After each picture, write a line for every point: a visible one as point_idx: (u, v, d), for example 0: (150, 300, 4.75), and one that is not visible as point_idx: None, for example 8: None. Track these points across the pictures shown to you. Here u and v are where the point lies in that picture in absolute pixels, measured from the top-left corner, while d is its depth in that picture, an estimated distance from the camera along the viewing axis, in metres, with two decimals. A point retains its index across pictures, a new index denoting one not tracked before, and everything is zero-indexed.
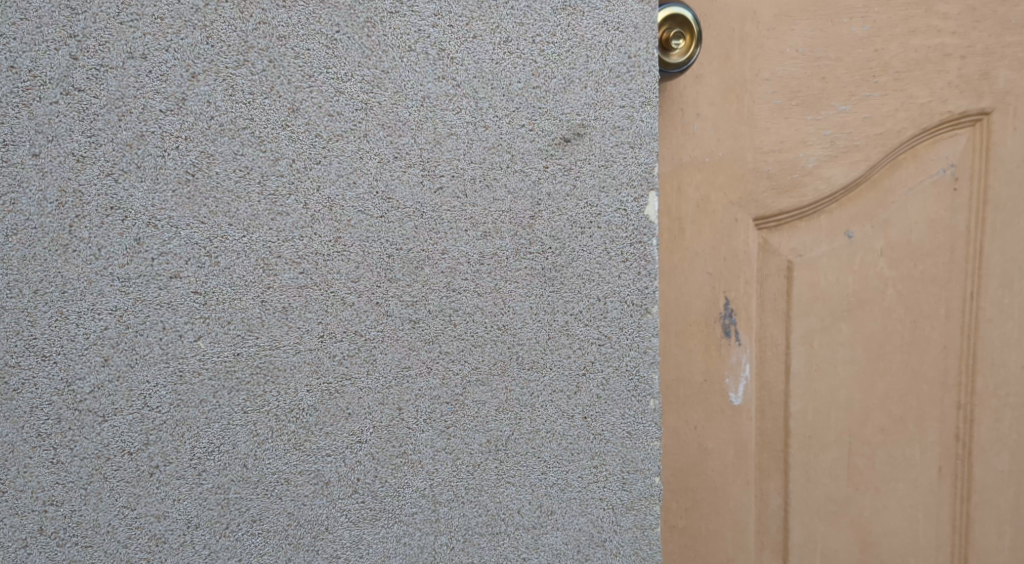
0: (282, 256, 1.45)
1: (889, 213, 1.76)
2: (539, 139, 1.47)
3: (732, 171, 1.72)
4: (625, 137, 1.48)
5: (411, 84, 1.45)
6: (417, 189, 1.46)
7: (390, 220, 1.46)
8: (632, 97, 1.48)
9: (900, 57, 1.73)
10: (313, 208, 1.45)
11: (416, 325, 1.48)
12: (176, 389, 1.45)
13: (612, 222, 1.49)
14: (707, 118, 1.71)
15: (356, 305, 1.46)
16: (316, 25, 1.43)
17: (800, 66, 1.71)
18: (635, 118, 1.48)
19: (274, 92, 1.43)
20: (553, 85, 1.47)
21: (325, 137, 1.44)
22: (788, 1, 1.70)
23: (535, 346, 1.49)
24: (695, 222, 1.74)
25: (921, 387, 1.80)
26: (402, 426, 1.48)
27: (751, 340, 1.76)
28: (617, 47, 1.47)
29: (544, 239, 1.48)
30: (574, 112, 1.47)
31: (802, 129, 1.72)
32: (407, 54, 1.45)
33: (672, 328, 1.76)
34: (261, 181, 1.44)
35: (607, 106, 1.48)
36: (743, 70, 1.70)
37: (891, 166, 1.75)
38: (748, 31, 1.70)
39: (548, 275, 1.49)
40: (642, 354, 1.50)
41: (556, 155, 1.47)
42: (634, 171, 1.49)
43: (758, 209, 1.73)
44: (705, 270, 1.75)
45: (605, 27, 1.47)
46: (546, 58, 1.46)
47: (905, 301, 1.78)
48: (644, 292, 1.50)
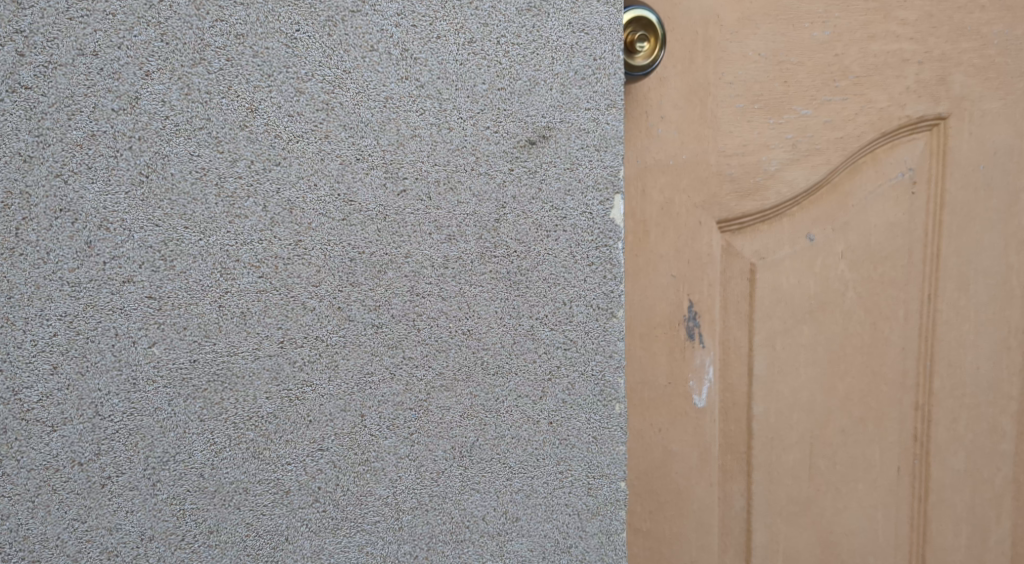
0: (240, 260, 1.42)
1: (849, 216, 1.76)
2: (504, 141, 1.46)
3: (697, 174, 1.71)
4: (591, 140, 1.47)
5: (374, 84, 1.43)
6: (380, 192, 1.44)
7: (352, 223, 1.44)
8: (598, 99, 1.47)
9: (860, 61, 1.73)
10: (272, 211, 1.42)
11: (379, 331, 1.46)
12: (128, 397, 1.42)
13: (578, 225, 1.48)
14: (671, 121, 1.70)
15: (317, 310, 1.44)
16: (275, 23, 1.41)
17: (763, 70, 1.71)
18: (600, 120, 1.47)
19: (231, 92, 1.41)
20: (518, 86, 1.45)
21: (285, 138, 1.42)
22: (750, 5, 1.70)
23: (500, 351, 1.48)
24: (659, 224, 1.73)
25: (881, 388, 1.81)
26: (364, 433, 1.46)
27: (715, 343, 1.76)
28: (582, 49, 1.46)
29: (509, 242, 1.47)
30: (539, 114, 1.46)
31: (764, 133, 1.72)
32: (370, 54, 1.43)
33: (637, 330, 1.75)
34: (219, 183, 1.41)
35: (572, 108, 1.47)
36: (706, 72, 1.70)
37: (852, 169, 1.76)
38: (711, 33, 1.69)
39: (512, 279, 1.47)
40: (609, 357, 1.50)
41: (520, 157, 1.46)
42: (599, 174, 1.47)
43: (721, 212, 1.73)
44: (670, 272, 1.74)
45: (570, 28, 1.46)
46: (511, 59, 1.45)
47: (865, 303, 1.79)
48: (610, 296, 1.49)
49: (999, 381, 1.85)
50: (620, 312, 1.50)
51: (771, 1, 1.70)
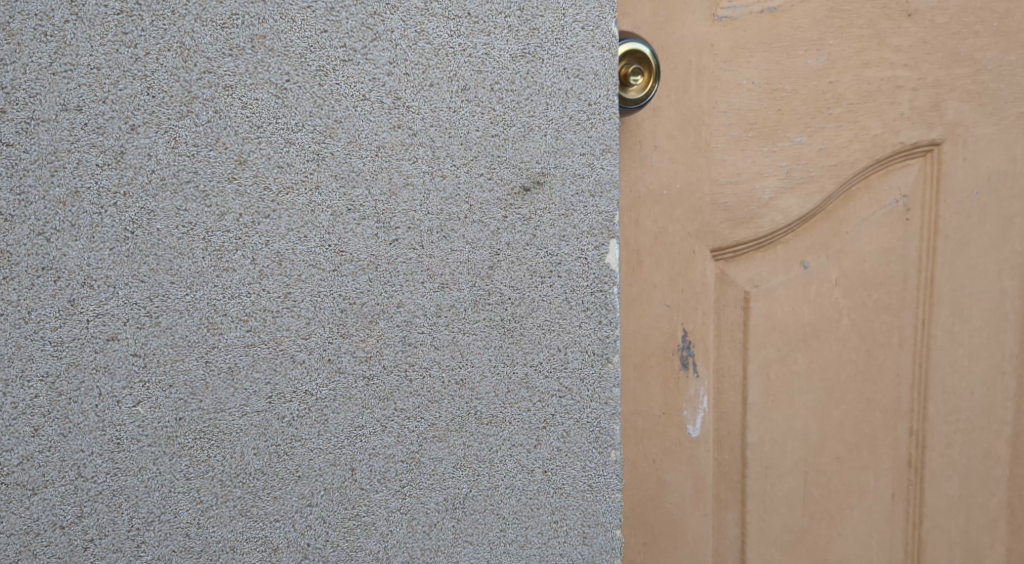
0: (228, 314, 1.41)
1: (843, 243, 1.75)
2: (499, 188, 1.44)
3: (690, 203, 1.70)
4: (586, 185, 1.46)
5: (366, 134, 1.41)
6: (372, 242, 1.42)
7: (342, 272, 1.42)
8: (593, 145, 1.46)
9: (854, 88, 1.72)
10: (261, 264, 1.41)
11: (370, 383, 1.44)
12: (112, 457, 1.40)
13: (573, 271, 1.46)
14: (665, 151, 1.69)
15: (307, 363, 1.43)
16: (265, 73, 1.39)
17: (757, 98, 1.69)
18: (595, 165, 1.46)
19: (219, 144, 1.39)
20: (513, 133, 1.44)
21: (274, 190, 1.40)
22: (744, 33, 1.68)
23: (494, 400, 1.47)
24: (653, 254, 1.71)
25: (875, 415, 1.80)
26: (354, 488, 1.45)
27: (709, 372, 1.75)
28: (577, 94, 1.45)
29: (503, 289, 1.46)
30: (533, 161, 1.45)
31: (758, 161, 1.70)
32: (361, 103, 1.41)
33: (631, 362, 1.73)
34: (206, 237, 1.39)
35: (567, 154, 1.45)
36: (700, 101, 1.68)
37: (846, 197, 1.75)
38: (705, 63, 1.67)
39: (507, 326, 1.46)
40: (604, 405, 1.49)
41: (515, 204, 1.45)
42: (595, 219, 1.46)
43: (715, 241, 1.71)
44: (664, 302, 1.73)
45: (565, 74, 1.45)
46: (504, 106, 1.44)
47: (859, 329, 1.78)
48: (605, 341, 1.48)
49: (992, 406, 1.84)
50: (616, 357, 1.49)
51: (765, 29, 1.68)
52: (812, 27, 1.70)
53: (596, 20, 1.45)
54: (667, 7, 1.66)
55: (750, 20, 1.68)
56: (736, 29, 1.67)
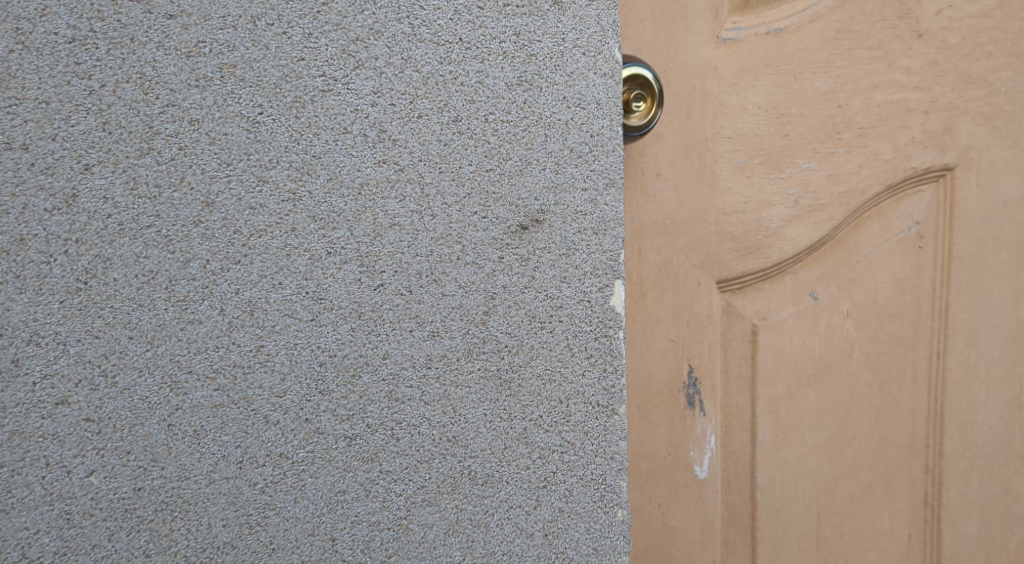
0: (194, 371, 1.32)
1: (854, 273, 1.67)
2: (494, 227, 1.36)
3: (694, 234, 1.61)
4: (588, 223, 1.38)
5: (347, 168, 1.33)
6: (354, 287, 1.34)
7: (322, 322, 1.34)
8: (596, 178, 1.38)
9: (864, 112, 1.64)
10: (231, 314, 1.32)
11: (352, 443, 1.36)
12: (61, 534, 1.30)
13: (575, 314, 1.39)
14: (668, 178, 1.60)
15: (281, 424, 1.34)
16: (235, 106, 1.31)
17: (763, 123, 1.61)
18: (598, 201, 1.39)
19: (184, 183, 1.31)
20: (509, 167, 1.36)
21: (245, 233, 1.32)
22: (750, 56, 1.59)
23: (490, 458, 1.39)
24: (656, 286, 1.62)
25: (889, 452, 1.72)
26: (336, 559, 1.36)
27: (716, 410, 1.66)
28: (578, 125, 1.38)
29: (499, 336, 1.38)
30: (533, 197, 1.37)
31: (765, 188, 1.62)
32: (343, 136, 1.33)
33: (635, 401, 1.64)
34: (169, 287, 1.31)
35: (568, 189, 1.38)
36: (704, 127, 1.59)
37: (856, 225, 1.67)
38: (709, 87, 1.59)
39: (504, 377, 1.38)
40: (609, 460, 1.42)
41: (512, 244, 1.37)
42: (598, 260, 1.39)
43: (722, 272, 1.62)
44: (669, 337, 1.63)
45: (565, 102, 1.37)
46: (500, 138, 1.36)
47: (872, 363, 1.69)
48: (610, 391, 1.41)
49: (1012, 441, 1.76)
50: (622, 409, 1.42)
51: (772, 51, 1.60)
52: (820, 49, 1.62)
53: (598, 46, 1.37)
54: (669, 29, 1.57)
55: (756, 41, 1.59)
56: (741, 51, 1.59)
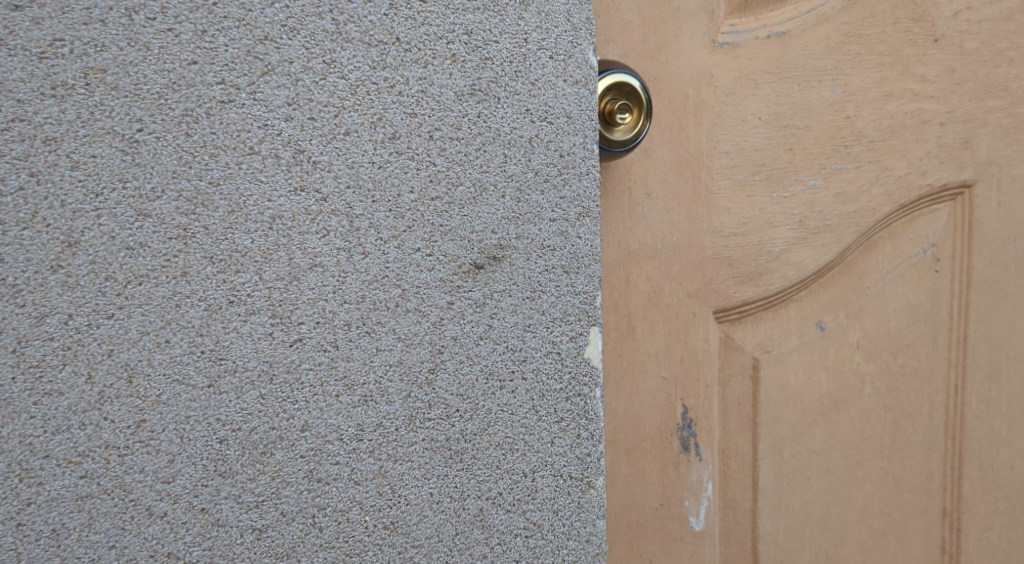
0: (53, 455, 1.06)
1: (865, 301, 1.49)
2: (442, 266, 1.16)
3: (688, 259, 1.39)
4: (557, 259, 1.21)
5: (253, 198, 1.10)
6: (263, 344, 1.11)
7: (221, 388, 1.10)
8: (566, 208, 1.20)
9: (874, 123, 1.46)
10: (104, 380, 1.07)
11: (261, 537, 1.12)
12: None
13: (541, 369, 1.21)
14: (659, 199, 1.38)
15: (169, 515, 1.09)
16: (106, 119, 1.06)
17: (764, 136, 1.41)
18: (569, 234, 1.21)
19: (37, 216, 1.05)
20: (459, 194, 1.16)
21: (122, 281, 1.07)
22: (750, 62, 1.40)
23: (438, 547, 1.18)
24: (647, 318, 1.40)
25: (903, 495, 1.54)
26: None
27: (713, 454, 1.46)
28: (545, 142, 1.19)
29: (448, 400, 1.18)
30: (489, 231, 1.18)
31: (767, 209, 1.42)
32: (248, 158, 1.10)
33: (622, 446, 1.41)
34: (17, 349, 1.05)
35: (533, 221, 1.19)
36: (699, 141, 1.38)
37: (865, 247, 1.49)
38: (704, 96, 1.37)
39: (452, 448, 1.18)
40: (585, 543, 1.24)
41: (462, 286, 1.17)
42: (570, 303, 1.21)
43: (719, 301, 1.42)
44: (661, 374, 1.41)
45: (528, 116, 1.18)
46: (448, 160, 1.16)
47: (884, 399, 1.52)
48: (584, 461, 1.24)
49: None
50: (599, 481, 1.25)
51: (773, 57, 1.41)
52: (826, 55, 1.44)
53: (569, 48, 1.20)
54: (659, 31, 1.35)
55: (756, 46, 1.40)
56: (739, 57, 1.39)
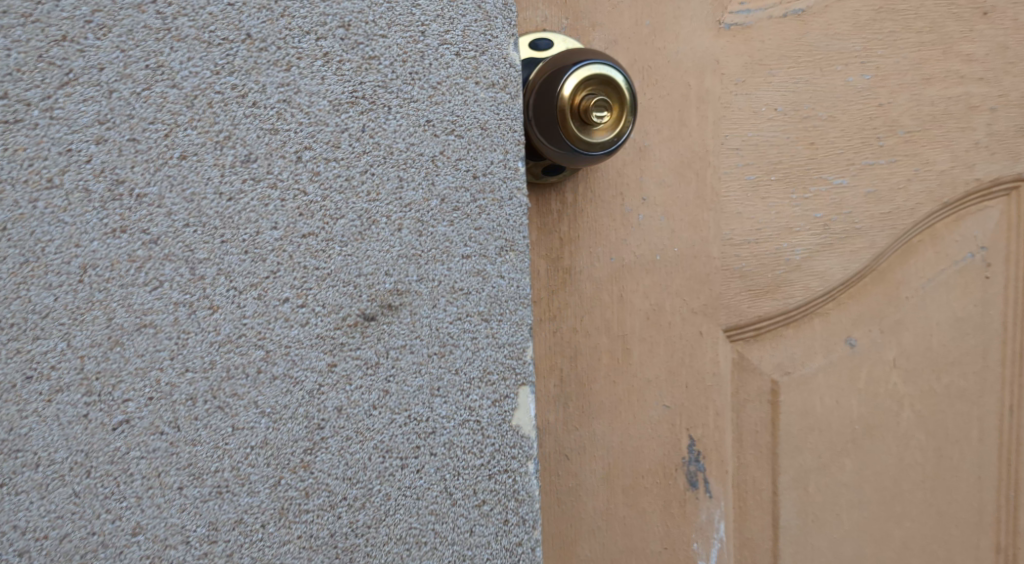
0: None
1: (902, 314, 1.29)
2: (325, 319, 0.97)
3: (692, 271, 1.19)
4: (473, 305, 1.00)
5: (59, 248, 0.91)
6: (77, 425, 0.92)
7: (18, 490, 0.91)
8: (484, 240, 1.01)
9: (911, 112, 1.27)
10: None
11: None
12: None
13: (457, 441, 1.00)
14: (656, 204, 1.17)
15: None
16: None
17: (781, 129, 1.22)
18: (488, 273, 1.01)
19: None
20: (343, 228, 0.97)
21: None
22: (763, 45, 1.21)
23: None
24: (644, 339, 1.17)
25: (950, 531, 1.33)
26: None
27: (727, 491, 1.23)
28: (451, 159, 1.00)
29: (329, 485, 0.97)
30: (382, 273, 0.98)
31: (784, 212, 1.22)
32: (49, 193, 0.91)
33: (618, 484, 1.18)
34: None
35: (442, 259, 1.00)
36: (703, 138, 1.18)
37: (903, 252, 1.29)
38: (708, 86, 1.18)
39: (337, 547, 0.97)
40: None
41: (351, 342, 0.97)
42: (496, 357, 1.01)
43: (730, 317, 1.21)
44: (662, 403, 1.19)
45: (428, 128, 0.99)
46: (320, 185, 0.96)
47: (926, 423, 1.31)
48: (514, 552, 1.02)
49: None
50: None
51: (790, 39, 1.22)
52: (854, 34, 1.25)
53: (479, 40, 1.00)
54: (655, 13, 1.15)
55: (769, 26, 1.21)
56: (750, 40, 1.20)
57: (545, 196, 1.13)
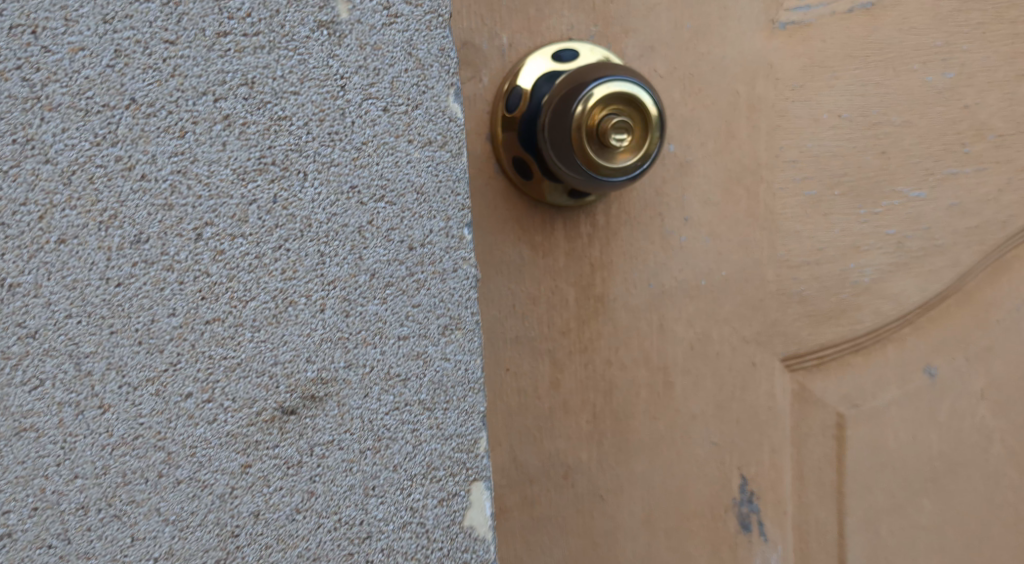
0: None
1: (991, 339, 1.17)
2: (230, 415, 0.77)
3: (744, 296, 1.08)
4: (412, 393, 0.81)
5: None
6: None
7: None
8: (424, 319, 0.81)
9: (1001, 113, 1.14)
10: None
11: None
12: None
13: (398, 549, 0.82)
14: (700, 224, 1.06)
15: None
16: None
17: (848, 137, 1.09)
18: (430, 356, 0.82)
19: None
20: (247, 314, 0.77)
21: None
22: (826, 46, 1.08)
23: None
24: (689, 371, 1.08)
25: None
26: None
27: (784, 533, 1.13)
28: (382, 228, 0.80)
29: None
30: (298, 361, 0.78)
31: (850, 230, 1.11)
32: None
33: (660, 527, 1.08)
34: None
35: (375, 341, 0.80)
36: (756, 150, 1.07)
37: (992, 272, 1.18)
38: (761, 93, 1.07)
39: None
40: None
41: (263, 440, 0.78)
42: (444, 451, 0.83)
43: (788, 345, 1.11)
44: (710, 439, 1.09)
45: (352, 195, 0.79)
46: (223, 265, 0.76)
47: (1018, 461, 1.19)
48: None
49: None
50: None
51: (859, 37, 1.09)
52: (933, 29, 1.11)
53: (411, 93, 0.80)
54: (697, 14, 1.04)
55: (834, 24, 1.08)
56: (810, 40, 1.07)
57: (573, 220, 1.02)
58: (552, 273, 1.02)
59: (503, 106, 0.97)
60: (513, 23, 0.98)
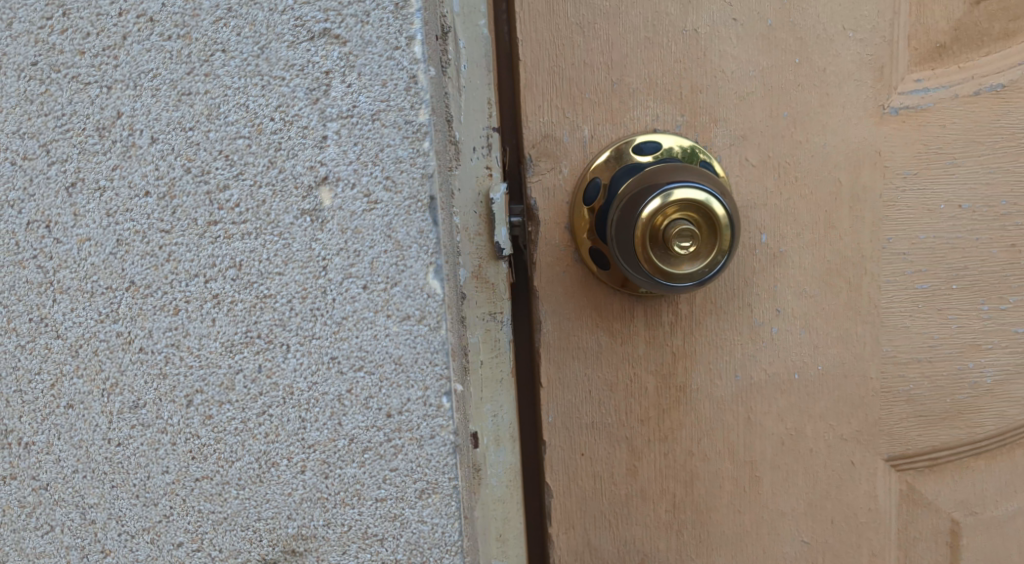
0: None
1: None
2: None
3: (841, 392, 1.05)
4: (389, 553, 0.89)
5: None
6: None
7: None
8: (403, 484, 0.89)
9: None
10: None
11: None
12: None
13: None
14: (794, 316, 1.03)
15: None
16: None
17: (966, 229, 1.04)
18: (406, 518, 0.89)
19: None
20: (235, 473, 0.89)
21: None
22: (944, 131, 1.02)
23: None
24: (777, 466, 1.05)
25: None
26: None
27: None
28: (355, 402, 0.88)
29: None
30: (281, 519, 0.89)
31: (967, 326, 1.05)
32: None
33: None
34: None
35: (350, 504, 0.89)
36: (860, 240, 1.03)
37: None
38: (866, 182, 1.02)
39: None
40: None
41: None
42: None
43: (892, 445, 1.06)
44: (799, 537, 1.07)
45: (325, 373, 0.88)
46: (213, 428, 0.89)
47: None
48: None
49: None
50: None
51: (986, 121, 1.03)
52: None
53: (392, 272, 0.87)
54: (792, 102, 1.00)
55: (956, 106, 1.02)
56: (925, 124, 1.02)
57: (654, 308, 1.02)
58: (631, 360, 1.02)
59: (582, 198, 0.98)
60: (597, 115, 0.99)
